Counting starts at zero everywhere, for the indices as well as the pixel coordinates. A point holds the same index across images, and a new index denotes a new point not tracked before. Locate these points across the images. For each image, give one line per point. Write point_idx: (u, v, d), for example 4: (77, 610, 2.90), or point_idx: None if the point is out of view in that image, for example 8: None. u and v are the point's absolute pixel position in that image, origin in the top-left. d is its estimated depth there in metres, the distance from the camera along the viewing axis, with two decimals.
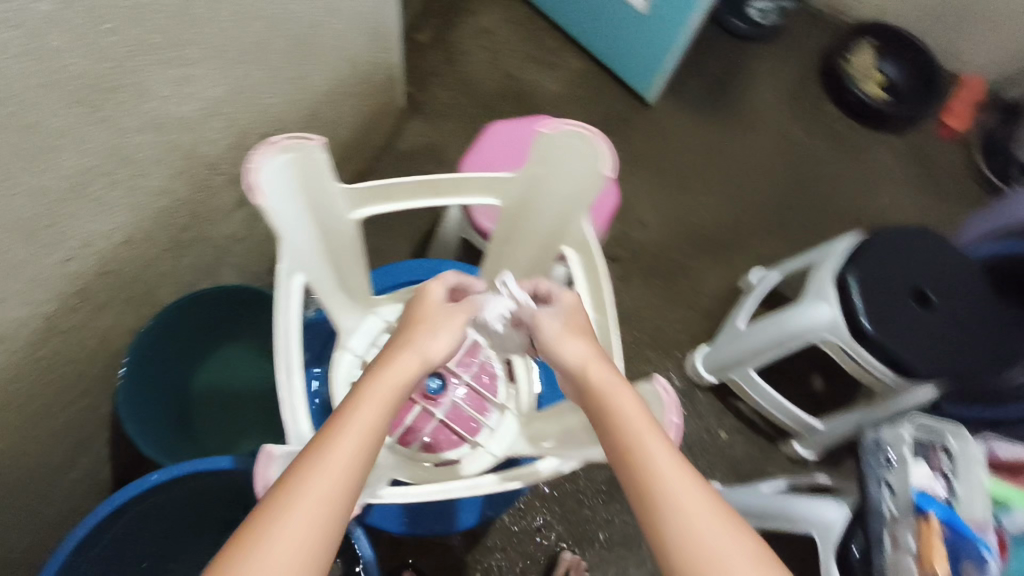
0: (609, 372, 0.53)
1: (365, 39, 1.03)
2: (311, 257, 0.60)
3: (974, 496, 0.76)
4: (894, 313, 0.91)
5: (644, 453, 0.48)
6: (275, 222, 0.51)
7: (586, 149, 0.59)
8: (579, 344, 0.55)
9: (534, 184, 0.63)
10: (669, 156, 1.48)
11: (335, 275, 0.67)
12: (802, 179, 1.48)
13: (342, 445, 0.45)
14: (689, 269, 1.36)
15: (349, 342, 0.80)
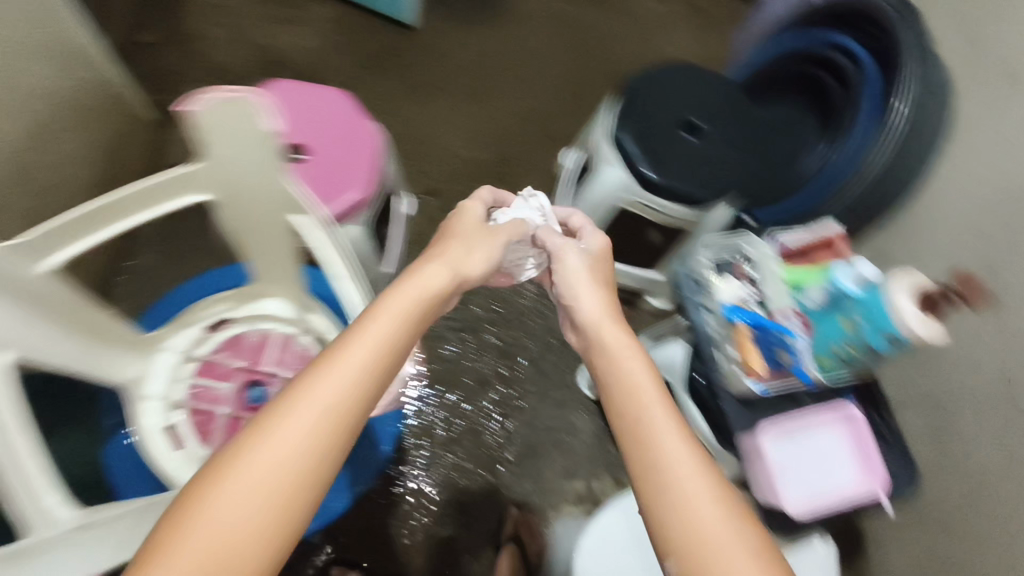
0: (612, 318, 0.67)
1: (48, 68, 0.92)
2: (18, 331, 0.56)
3: (774, 289, 0.84)
4: (669, 153, 0.94)
5: (638, 393, 0.56)
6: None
7: (239, 112, 0.50)
8: (585, 285, 0.71)
9: (220, 170, 0.56)
10: (451, 72, 1.44)
11: (72, 334, 0.63)
12: (584, 48, 1.48)
13: (355, 350, 0.51)
14: (507, 175, 1.36)
15: (145, 390, 0.75)
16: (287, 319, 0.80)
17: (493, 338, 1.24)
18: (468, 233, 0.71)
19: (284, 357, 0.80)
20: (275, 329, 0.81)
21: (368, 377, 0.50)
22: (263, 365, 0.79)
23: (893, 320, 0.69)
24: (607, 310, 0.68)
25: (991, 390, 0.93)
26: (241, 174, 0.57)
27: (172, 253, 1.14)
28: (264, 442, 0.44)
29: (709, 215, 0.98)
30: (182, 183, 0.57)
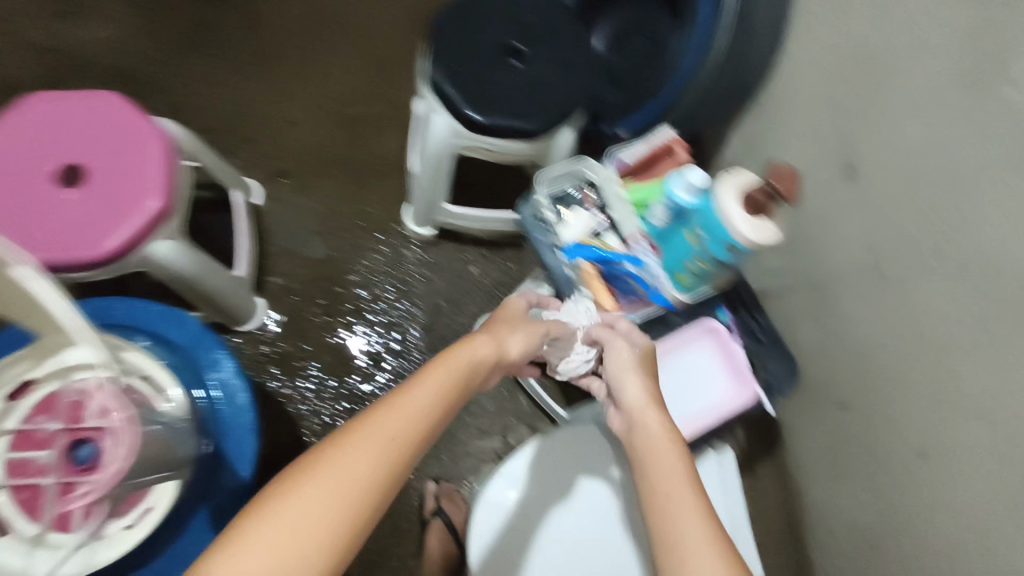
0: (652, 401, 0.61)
1: None
2: None
3: (621, 213, 0.79)
4: (492, 86, 0.86)
5: (674, 472, 0.54)
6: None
7: None
8: (630, 380, 0.63)
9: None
10: (275, 35, 1.30)
11: None
12: None
13: (408, 404, 0.52)
14: (359, 138, 1.26)
15: None
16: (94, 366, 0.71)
17: (375, 316, 1.18)
18: (512, 325, 0.66)
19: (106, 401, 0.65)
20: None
21: (429, 414, 0.53)
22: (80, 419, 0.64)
23: (721, 225, 0.65)
24: (643, 407, 0.60)
25: (861, 261, 0.92)
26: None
27: None
28: (332, 456, 0.47)
29: (553, 142, 0.92)
30: None
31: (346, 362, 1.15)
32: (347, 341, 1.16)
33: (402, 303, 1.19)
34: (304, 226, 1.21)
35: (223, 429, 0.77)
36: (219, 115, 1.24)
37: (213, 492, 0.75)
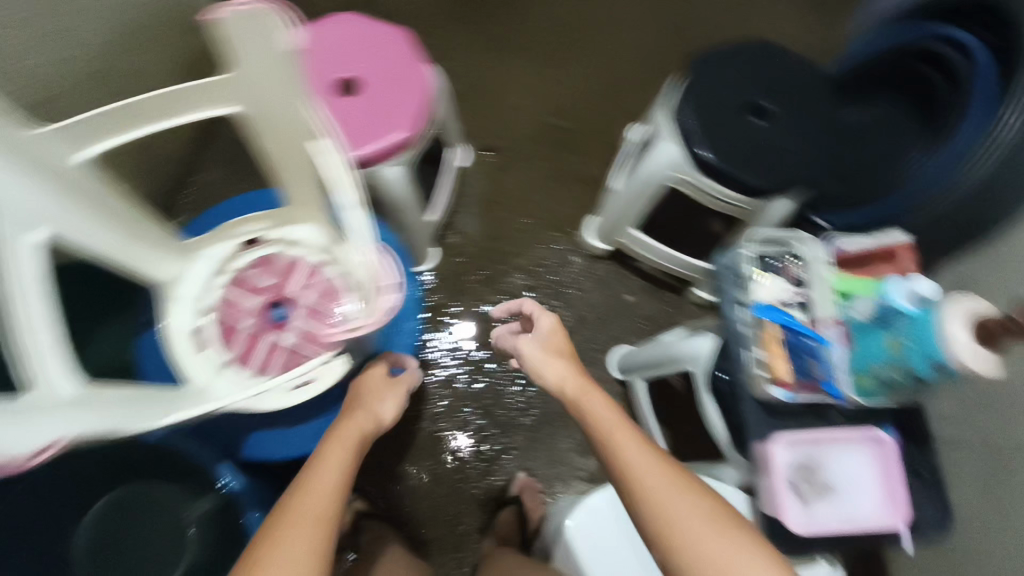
0: (566, 374, 0.74)
1: None
2: (47, 208, 0.58)
3: (821, 296, 0.78)
4: (733, 134, 0.87)
5: (617, 430, 0.63)
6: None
7: (268, 28, 0.52)
8: (545, 358, 0.78)
9: (253, 94, 0.59)
10: (531, 28, 1.37)
11: (107, 230, 0.66)
12: (679, 18, 1.40)
13: (320, 472, 0.56)
14: (572, 141, 1.31)
15: (178, 291, 0.80)
16: (312, 248, 0.84)
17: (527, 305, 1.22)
18: (383, 391, 0.77)
19: (313, 282, 0.84)
20: (303, 256, 0.84)
21: (345, 477, 0.57)
22: (290, 288, 0.84)
23: (942, 343, 0.61)
24: (569, 376, 0.74)
25: None
26: (269, 104, 0.60)
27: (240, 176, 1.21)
28: (267, 549, 0.48)
29: (769, 207, 0.90)
30: (216, 92, 0.59)
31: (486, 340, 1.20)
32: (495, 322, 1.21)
33: (558, 309, 1.22)
34: (493, 202, 1.27)
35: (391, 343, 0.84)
36: (456, 82, 1.34)
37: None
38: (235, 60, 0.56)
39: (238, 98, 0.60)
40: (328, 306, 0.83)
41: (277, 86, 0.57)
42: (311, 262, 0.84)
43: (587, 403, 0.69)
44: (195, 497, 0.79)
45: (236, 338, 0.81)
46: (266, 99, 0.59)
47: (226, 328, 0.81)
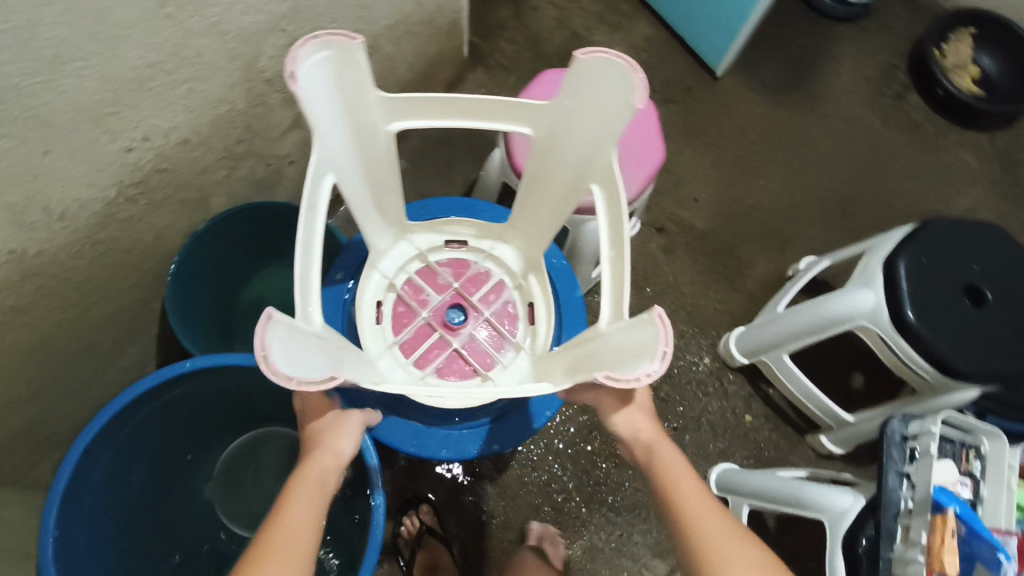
0: (642, 419, 0.65)
1: None
2: (344, 160, 0.63)
3: (999, 500, 0.75)
4: (941, 306, 0.86)
5: (676, 480, 0.61)
6: (304, 108, 0.53)
7: (619, 78, 0.58)
8: (631, 415, 0.65)
9: (561, 120, 0.65)
10: (732, 133, 1.40)
11: (368, 191, 0.72)
12: (875, 170, 1.41)
13: None
14: (737, 250, 1.32)
15: (379, 263, 0.85)
16: (507, 266, 0.87)
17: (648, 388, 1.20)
18: (333, 432, 0.63)
19: (493, 300, 0.86)
20: (495, 272, 0.88)
21: None
22: (474, 296, 0.85)
23: None
24: (651, 435, 0.64)
25: None
26: (571, 131, 0.66)
27: (429, 173, 1.26)
28: None
29: (952, 388, 0.88)
30: (527, 112, 0.65)
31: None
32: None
33: (680, 406, 1.19)
34: (646, 280, 1.27)
35: None
36: None
37: (507, 415, 0.83)
38: (567, 88, 0.62)
39: (541, 122, 0.66)
40: (502, 326, 0.84)
41: (592, 120, 0.63)
42: (499, 279, 0.87)
43: (660, 451, 0.63)
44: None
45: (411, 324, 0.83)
46: (569, 128, 0.66)
47: (406, 312, 0.84)
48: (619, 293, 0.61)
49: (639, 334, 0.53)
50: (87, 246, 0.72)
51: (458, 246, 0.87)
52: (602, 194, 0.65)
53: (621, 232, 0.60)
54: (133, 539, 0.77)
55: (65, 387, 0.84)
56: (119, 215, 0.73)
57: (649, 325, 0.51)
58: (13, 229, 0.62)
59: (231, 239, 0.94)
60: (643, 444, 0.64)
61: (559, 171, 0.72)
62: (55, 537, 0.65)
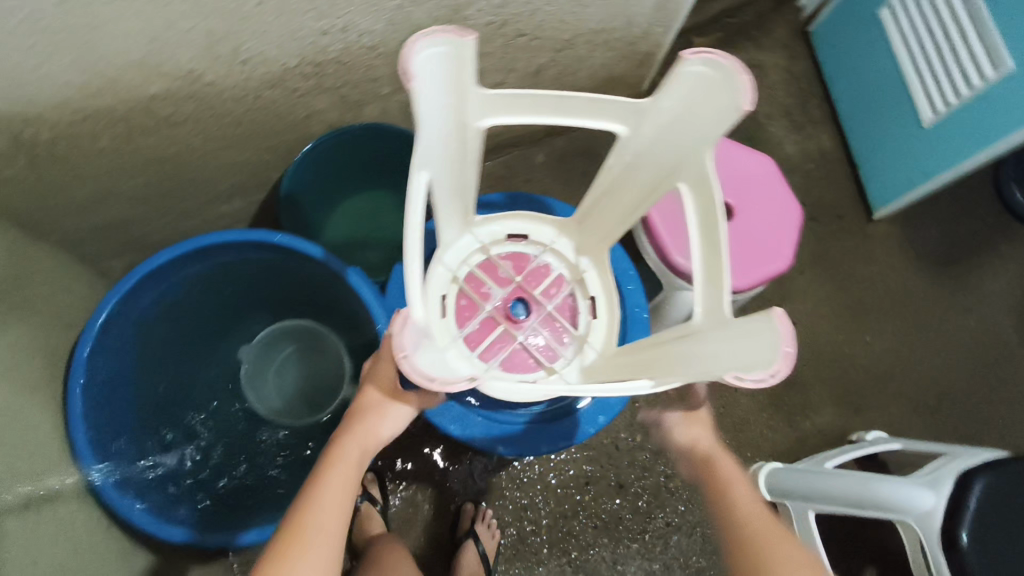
0: (703, 433, 0.74)
1: (651, 7, 1.01)
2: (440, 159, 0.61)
3: None
4: (1000, 548, 0.79)
5: (731, 478, 0.69)
6: (415, 103, 0.51)
7: (725, 80, 0.54)
8: (692, 428, 0.74)
9: (658, 125, 0.61)
10: (860, 277, 1.33)
11: (455, 185, 0.70)
12: (988, 383, 1.30)
13: (325, 530, 0.54)
14: (810, 388, 1.25)
15: (443, 257, 0.82)
16: (569, 259, 0.85)
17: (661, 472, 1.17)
18: (383, 400, 0.66)
19: (555, 292, 0.85)
20: (555, 265, 0.86)
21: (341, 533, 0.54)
22: (537, 289, 0.84)
23: None
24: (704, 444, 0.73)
25: None
26: (672, 136, 0.62)
27: (557, 176, 1.27)
28: None
29: None
30: (628, 114, 0.61)
31: (608, 468, 1.14)
32: (628, 465, 1.14)
33: (682, 505, 1.13)
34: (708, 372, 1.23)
35: (578, 414, 0.82)
36: None
37: (530, 427, 0.81)
38: (666, 92, 0.58)
39: (644, 127, 0.63)
40: (566, 321, 0.84)
41: (693, 125, 0.59)
42: (559, 271, 0.85)
43: (714, 459, 0.71)
44: (329, 380, 0.93)
45: (475, 317, 0.81)
46: (671, 138, 0.62)
47: (468, 305, 0.83)
48: (714, 299, 0.57)
49: (746, 332, 0.51)
50: (251, 97, 0.77)
51: (519, 239, 0.85)
52: (693, 200, 0.62)
53: (716, 253, 0.57)
54: (164, 364, 0.83)
55: (170, 204, 0.90)
56: (289, 84, 0.78)
57: (770, 329, 0.48)
58: (201, 53, 0.67)
59: (354, 145, 0.99)
60: (705, 453, 0.72)
61: (650, 176, 0.68)
62: (102, 326, 0.70)
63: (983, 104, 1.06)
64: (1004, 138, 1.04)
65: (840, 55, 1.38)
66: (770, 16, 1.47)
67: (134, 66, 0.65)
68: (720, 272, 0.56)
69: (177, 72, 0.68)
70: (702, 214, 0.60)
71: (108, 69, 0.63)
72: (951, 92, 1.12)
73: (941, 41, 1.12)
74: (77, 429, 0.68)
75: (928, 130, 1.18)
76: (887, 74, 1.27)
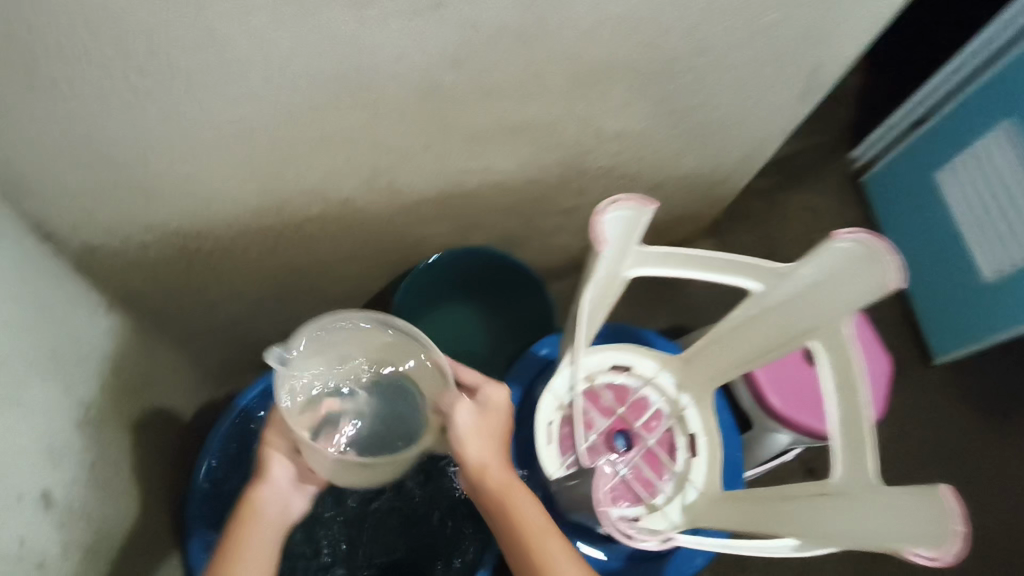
0: (488, 446, 0.62)
1: (738, 160, 1.09)
2: (592, 300, 0.66)
3: None
4: None
5: (515, 492, 0.61)
6: (596, 262, 0.58)
7: (871, 259, 0.58)
8: (474, 434, 0.61)
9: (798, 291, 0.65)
10: (917, 428, 1.36)
11: (595, 321, 0.73)
12: None
13: None
14: None
15: (553, 383, 0.82)
16: (668, 395, 0.87)
17: None
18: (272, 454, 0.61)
19: (653, 427, 0.86)
20: (654, 399, 0.87)
21: None
22: (638, 422, 0.85)
23: None
24: (472, 420, 0.61)
25: None
26: (809, 298, 0.65)
27: None
28: None
29: None
30: (763, 270, 0.65)
31: None
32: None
33: None
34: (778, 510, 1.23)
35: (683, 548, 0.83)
36: None
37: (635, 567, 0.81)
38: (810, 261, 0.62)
39: (778, 284, 0.66)
40: (665, 457, 0.84)
41: (834, 289, 0.62)
42: (658, 406, 0.86)
43: (492, 473, 0.61)
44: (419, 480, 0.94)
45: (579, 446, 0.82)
46: (809, 300, 0.65)
47: (570, 435, 0.83)
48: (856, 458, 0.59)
49: (899, 505, 0.53)
50: (386, 220, 0.83)
51: (621, 371, 0.87)
52: (822, 356, 0.64)
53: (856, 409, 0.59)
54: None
55: (281, 311, 0.93)
56: (421, 210, 0.84)
57: (936, 505, 0.49)
58: (363, 182, 0.73)
59: (456, 269, 1.03)
60: (491, 470, 0.61)
61: (774, 324, 0.70)
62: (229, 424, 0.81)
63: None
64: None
65: (902, 203, 1.44)
66: (823, 163, 1.57)
67: (304, 191, 0.70)
68: (863, 448, 0.58)
69: (335, 198, 0.74)
70: (840, 380, 0.62)
71: (282, 194, 0.69)
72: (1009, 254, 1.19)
73: (1001, 199, 1.19)
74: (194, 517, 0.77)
75: (989, 283, 1.24)
76: (942, 228, 1.34)
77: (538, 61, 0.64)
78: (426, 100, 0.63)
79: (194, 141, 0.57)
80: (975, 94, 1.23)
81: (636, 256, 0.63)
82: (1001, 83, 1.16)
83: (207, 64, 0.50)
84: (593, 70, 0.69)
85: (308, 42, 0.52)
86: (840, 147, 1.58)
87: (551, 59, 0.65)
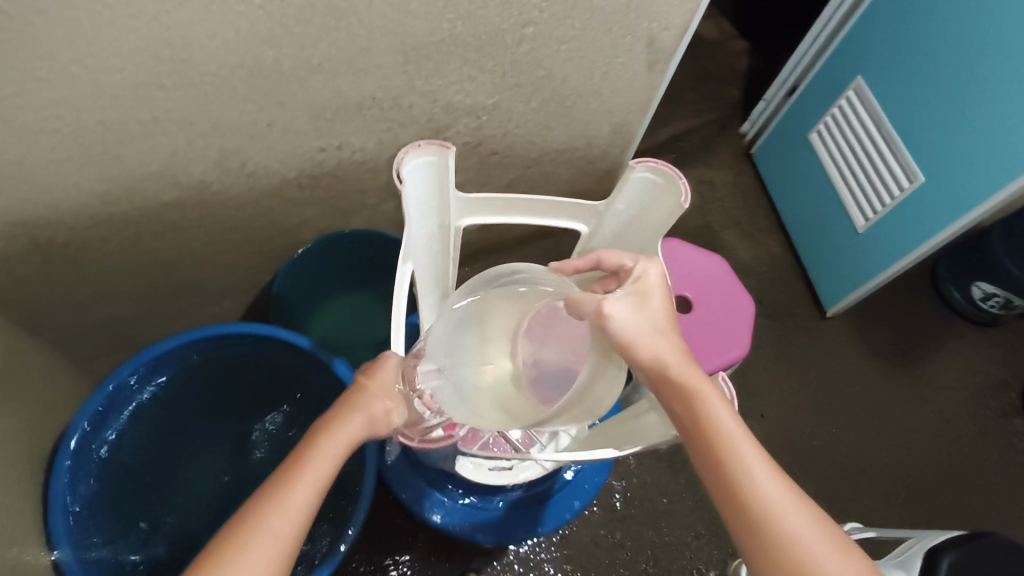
0: (662, 343, 0.58)
1: (611, 132, 1.15)
2: (422, 249, 0.70)
3: None
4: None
5: (698, 386, 0.56)
6: (404, 204, 0.63)
7: (667, 187, 0.64)
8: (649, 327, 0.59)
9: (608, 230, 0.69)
10: (818, 375, 1.43)
11: (441, 270, 0.77)
12: (942, 466, 1.37)
13: (303, 478, 0.53)
14: None
15: None
16: None
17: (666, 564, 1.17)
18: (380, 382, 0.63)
19: None
20: None
21: (312, 494, 0.53)
22: None
23: None
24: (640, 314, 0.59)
25: None
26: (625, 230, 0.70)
27: None
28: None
29: None
30: (582, 209, 0.70)
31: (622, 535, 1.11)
32: (621, 557, 1.10)
33: None
34: None
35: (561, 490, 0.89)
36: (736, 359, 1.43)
37: (513, 512, 0.88)
38: (618, 195, 0.67)
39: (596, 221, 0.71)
40: None
41: (642, 217, 0.68)
42: None
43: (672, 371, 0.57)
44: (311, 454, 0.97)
45: None
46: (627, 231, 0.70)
47: None
48: None
49: None
50: (253, 205, 0.86)
51: None
52: None
53: None
54: (164, 442, 0.92)
55: (166, 306, 0.95)
56: (288, 194, 0.87)
57: None
58: (213, 165, 0.76)
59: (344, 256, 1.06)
60: (665, 366, 0.57)
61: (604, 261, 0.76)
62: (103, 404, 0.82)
63: (915, 199, 1.19)
64: (944, 228, 1.14)
65: (784, 173, 1.53)
66: (716, 138, 1.65)
67: (151, 175, 0.73)
68: None
69: (189, 183, 0.77)
70: None
71: (128, 178, 0.72)
72: (877, 201, 1.27)
73: (875, 134, 1.25)
74: (56, 499, 0.77)
75: (862, 231, 1.32)
76: (819, 185, 1.43)
77: (358, 35, 0.69)
78: (252, 76, 0.67)
79: (15, 123, 0.60)
80: (834, 56, 1.32)
81: (458, 204, 0.68)
82: (853, 41, 1.27)
83: (8, 47, 0.53)
84: (420, 43, 0.74)
85: (107, 22, 0.55)
86: (730, 122, 1.66)
87: (371, 32, 0.69)
